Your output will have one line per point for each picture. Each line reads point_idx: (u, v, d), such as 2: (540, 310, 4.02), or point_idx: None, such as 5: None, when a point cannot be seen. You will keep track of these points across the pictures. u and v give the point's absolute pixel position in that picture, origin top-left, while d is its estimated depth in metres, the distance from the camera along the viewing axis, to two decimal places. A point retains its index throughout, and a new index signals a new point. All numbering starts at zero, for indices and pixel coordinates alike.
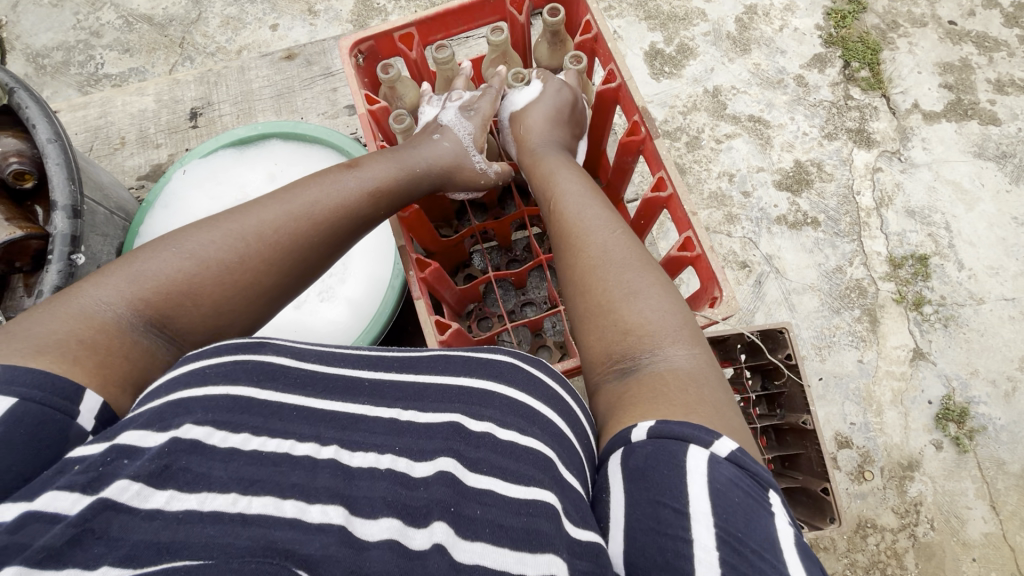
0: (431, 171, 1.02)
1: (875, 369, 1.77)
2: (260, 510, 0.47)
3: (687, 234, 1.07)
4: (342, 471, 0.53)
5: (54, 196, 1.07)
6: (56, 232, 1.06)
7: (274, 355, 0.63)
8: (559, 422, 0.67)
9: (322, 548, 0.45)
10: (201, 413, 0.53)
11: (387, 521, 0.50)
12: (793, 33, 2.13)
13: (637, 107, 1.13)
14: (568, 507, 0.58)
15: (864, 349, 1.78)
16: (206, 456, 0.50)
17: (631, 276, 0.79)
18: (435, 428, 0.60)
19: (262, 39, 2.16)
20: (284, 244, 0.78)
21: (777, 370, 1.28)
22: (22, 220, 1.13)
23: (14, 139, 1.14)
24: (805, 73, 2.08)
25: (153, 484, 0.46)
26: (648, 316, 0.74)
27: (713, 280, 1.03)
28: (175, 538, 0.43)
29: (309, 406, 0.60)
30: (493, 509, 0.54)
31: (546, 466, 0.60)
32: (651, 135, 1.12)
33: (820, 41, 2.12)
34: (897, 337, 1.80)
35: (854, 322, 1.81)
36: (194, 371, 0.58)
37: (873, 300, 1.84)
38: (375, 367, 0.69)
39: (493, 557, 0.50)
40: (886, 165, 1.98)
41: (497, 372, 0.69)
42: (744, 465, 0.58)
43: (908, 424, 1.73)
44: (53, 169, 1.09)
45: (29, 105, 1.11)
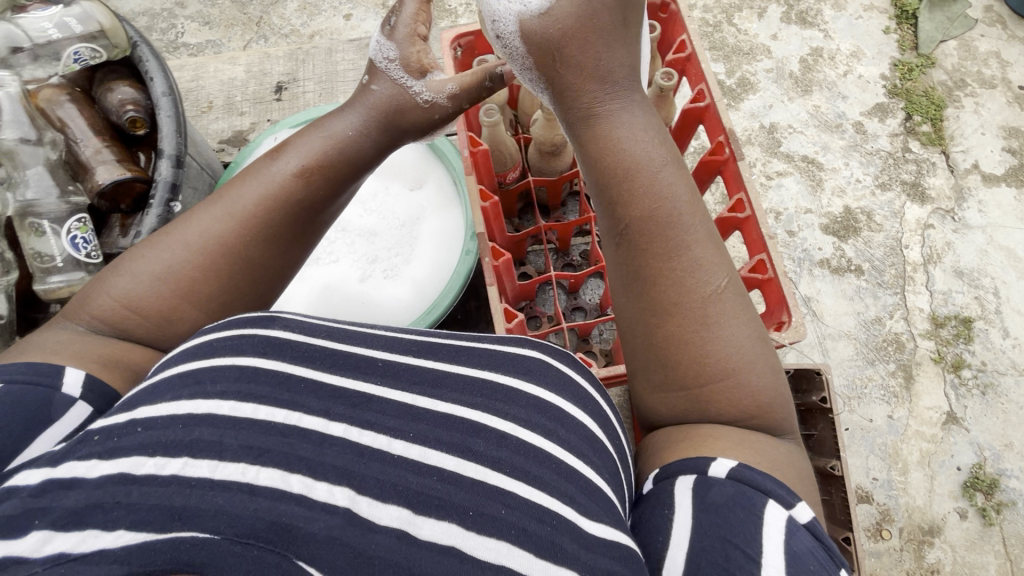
0: (366, 128, 0.91)
1: (905, 427, 1.73)
2: (267, 483, 0.50)
3: (760, 258, 1.11)
4: (352, 451, 0.57)
5: (162, 144, 1.15)
6: (160, 177, 1.12)
7: (283, 330, 0.69)
8: (591, 428, 0.73)
9: (326, 529, 0.48)
10: (213, 389, 0.58)
11: (395, 510, 0.53)
12: (857, 80, 2.12)
13: (726, 131, 1.15)
14: (590, 510, 0.62)
15: (895, 405, 1.74)
16: (216, 427, 0.54)
17: (716, 312, 0.77)
18: (460, 423, 0.64)
19: (335, 27, 2.23)
20: (248, 235, 0.79)
21: (807, 412, 1.26)
22: (131, 163, 1.26)
23: (132, 89, 1.28)
24: (864, 120, 2.06)
25: (166, 455, 0.51)
26: (743, 366, 0.76)
27: (784, 305, 1.08)
28: (188, 505, 0.47)
29: (318, 379, 0.64)
30: (517, 513, 0.57)
31: (571, 473, 0.64)
32: (736, 158, 1.14)
33: (884, 90, 2.11)
34: (931, 398, 1.76)
35: (888, 376, 1.77)
36: (205, 344, 0.65)
37: (909, 357, 1.80)
38: (392, 349, 0.73)
39: (516, 559, 0.53)
40: (938, 222, 1.94)
41: (525, 370, 0.75)
42: (819, 535, 0.65)
43: (933, 488, 1.68)
44: (165, 120, 1.17)
45: (148, 60, 1.25)
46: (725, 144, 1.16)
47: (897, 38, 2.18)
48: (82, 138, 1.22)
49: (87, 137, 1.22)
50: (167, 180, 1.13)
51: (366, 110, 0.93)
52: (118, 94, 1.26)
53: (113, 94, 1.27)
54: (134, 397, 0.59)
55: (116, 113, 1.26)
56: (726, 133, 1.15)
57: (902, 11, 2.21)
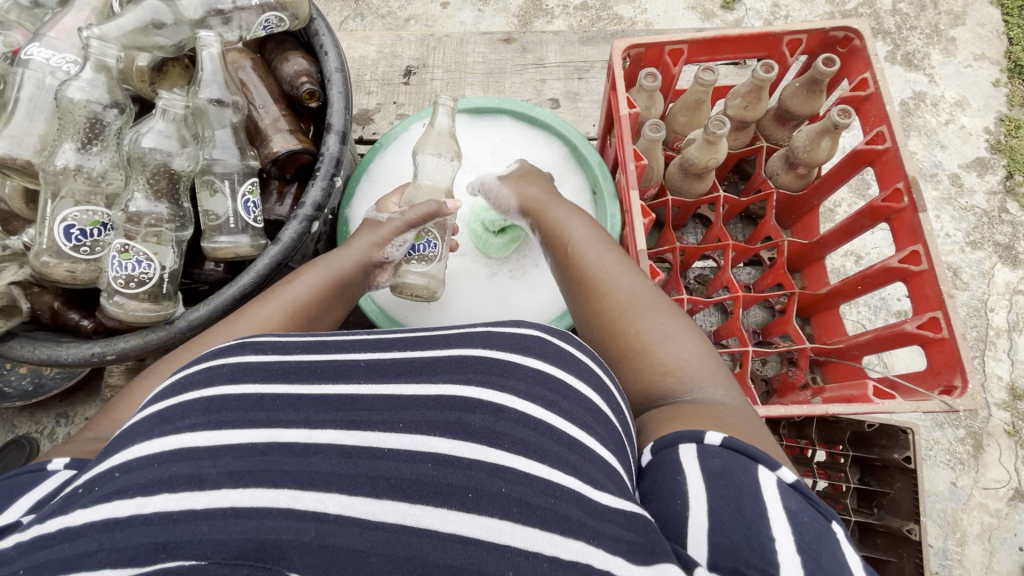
0: (374, 251, 0.78)
1: (968, 497, 1.61)
2: (253, 502, 0.41)
3: (933, 314, 0.80)
4: (340, 452, 0.46)
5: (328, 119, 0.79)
6: (325, 153, 0.78)
7: (254, 354, 0.55)
8: (595, 399, 0.55)
9: (319, 537, 0.40)
10: (181, 425, 0.46)
11: (390, 504, 0.42)
12: (959, 131, 1.88)
13: (905, 176, 0.84)
14: (602, 482, 0.48)
15: (960, 473, 1.62)
16: (194, 458, 0.44)
17: (655, 322, 0.67)
18: (454, 400, 0.50)
19: (430, 14, 1.90)
20: (317, 291, 0.72)
21: (884, 469, 1.17)
22: (300, 131, 0.84)
23: (305, 58, 0.85)
24: (963, 173, 1.85)
25: (147, 493, 0.41)
26: (683, 357, 0.64)
27: (955, 369, 0.77)
28: (171, 538, 0.39)
29: (296, 391, 0.51)
30: (520, 487, 0.44)
31: (575, 443, 0.49)
32: (915, 208, 0.82)
33: (987, 145, 1.87)
34: (999, 470, 1.63)
35: (955, 442, 1.65)
36: (173, 383, 0.52)
37: (981, 426, 1.67)
38: (375, 349, 0.58)
39: (521, 537, 0.42)
40: None
41: (523, 346, 0.55)
42: (808, 496, 0.50)
43: (991, 565, 1.57)
44: (332, 95, 0.80)
45: (321, 29, 0.83)
46: (902, 190, 0.84)
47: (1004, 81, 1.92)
48: (262, 103, 0.81)
49: (268, 102, 0.81)
50: (334, 158, 0.78)
51: (371, 238, 0.79)
52: (292, 63, 0.84)
53: (291, 61, 0.85)
54: (111, 442, 0.48)
55: (288, 84, 0.84)
56: (904, 179, 0.84)
57: (1015, 62, 1.93)
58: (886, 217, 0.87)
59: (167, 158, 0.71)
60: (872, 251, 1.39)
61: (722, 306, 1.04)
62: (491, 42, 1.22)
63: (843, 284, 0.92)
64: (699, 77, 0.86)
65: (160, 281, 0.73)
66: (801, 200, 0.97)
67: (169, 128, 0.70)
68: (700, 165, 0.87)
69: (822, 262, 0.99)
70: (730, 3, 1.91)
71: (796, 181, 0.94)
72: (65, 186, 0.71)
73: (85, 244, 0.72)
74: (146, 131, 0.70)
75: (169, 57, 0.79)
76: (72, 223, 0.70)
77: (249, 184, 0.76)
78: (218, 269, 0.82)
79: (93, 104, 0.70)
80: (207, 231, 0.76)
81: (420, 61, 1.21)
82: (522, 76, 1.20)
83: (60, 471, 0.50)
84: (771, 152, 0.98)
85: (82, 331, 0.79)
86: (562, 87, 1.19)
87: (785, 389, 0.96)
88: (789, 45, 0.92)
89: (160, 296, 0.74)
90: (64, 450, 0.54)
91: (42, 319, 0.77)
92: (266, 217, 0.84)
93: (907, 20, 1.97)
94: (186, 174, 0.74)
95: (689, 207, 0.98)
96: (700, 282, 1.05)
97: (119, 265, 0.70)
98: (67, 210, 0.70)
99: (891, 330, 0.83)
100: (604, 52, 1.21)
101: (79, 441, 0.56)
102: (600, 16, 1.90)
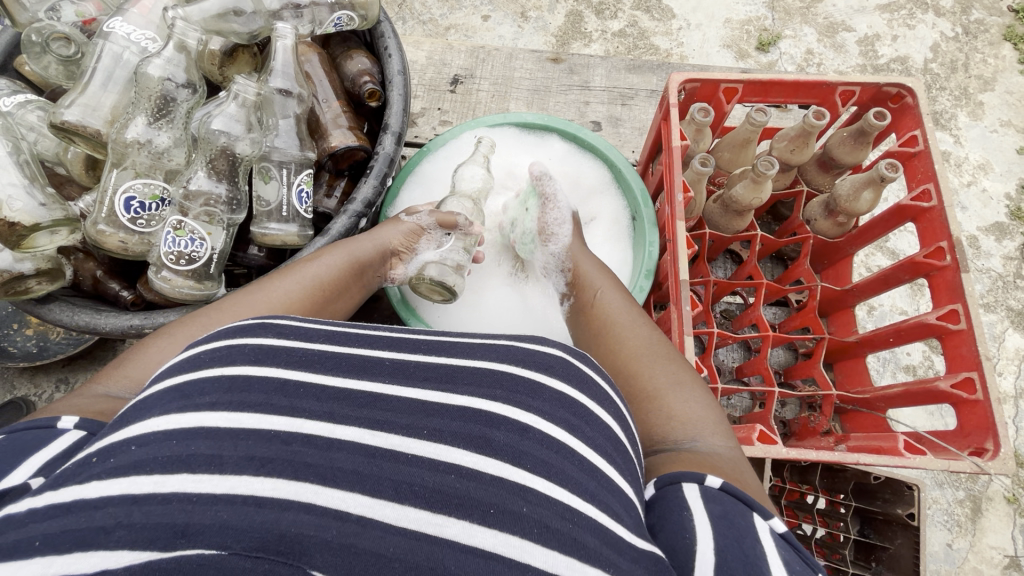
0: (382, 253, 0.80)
1: (962, 560, 1.48)
2: (276, 492, 0.40)
3: (966, 373, 0.80)
4: (362, 451, 0.45)
5: (388, 120, 0.80)
6: (381, 153, 0.79)
7: (277, 337, 0.53)
8: (614, 427, 0.54)
9: (340, 537, 0.38)
10: (199, 402, 0.45)
11: (412, 512, 0.41)
12: (980, 194, 1.83)
13: (949, 235, 0.84)
14: (619, 513, 0.47)
15: (957, 535, 1.50)
16: (214, 438, 0.43)
17: (661, 373, 0.67)
18: (479, 413, 0.49)
19: (470, 25, 1.93)
20: (338, 273, 0.72)
21: (884, 522, 1.12)
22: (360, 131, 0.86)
23: (370, 60, 0.87)
24: (979, 235, 1.78)
25: (166, 471, 0.40)
26: (684, 407, 0.64)
27: (986, 432, 0.77)
28: (192, 521, 0.37)
29: (321, 381, 0.50)
30: (542, 508, 0.43)
31: (595, 470, 0.49)
32: (959, 267, 0.83)
33: (1007, 210, 1.81)
34: (997, 537, 1.51)
35: (955, 503, 1.52)
36: (192, 356, 0.51)
37: (980, 489, 1.55)
38: (398, 348, 0.56)
39: (540, 557, 0.41)
40: None
41: (546, 366, 0.55)
42: (796, 546, 0.50)
43: None
44: (394, 99, 0.81)
45: (389, 36, 0.85)
46: (946, 249, 0.85)
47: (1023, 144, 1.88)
48: (325, 98, 0.82)
49: (331, 97, 0.83)
50: (389, 157, 0.79)
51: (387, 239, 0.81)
52: (354, 65, 0.86)
53: (355, 61, 0.86)
54: (126, 413, 0.46)
55: (350, 84, 0.85)
56: (948, 239, 0.85)
57: None
58: (927, 273, 0.88)
59: (231, 142, 0.72)
60: (886, 302, 1.39)
61: (746, 344, 1.04)
62: (539, 60, 1.24)
63: (875, 334, 0.92)
64: (752, 117, 0.87)
65: (208, 261, 0.75)
66: (836, 248, 0.99)
67: (240, 112, 0.72)
68: (743, 204, 0.89)
69: (850, 309, 1.00)
70: (766, 45, 1.94)
71: (834, 229, 0.96)
72: (130, 158, 0.72)
73: (142, 216, 0.73)
74: (216, 113, 0.72)
75: (242, 44, 0.80)
76: (133, 195, 0.72)
77: (305, 175, 0.77)
78: (261, 255, 0.83)
79: (168, 82, 0.71)
80: (257, 216, 0.76)
81: (468, 71, 1.24)
82: (566, 96, 1.22)
83: (69, 430, 0.49)
84: (811, 197, 1.00)
85: (120, 302, 0.81)
86: (604, 111, 1.21)
87: (804, 433, 0.97)
88: (842, 95, 0.94)
89: (203, 277, 0.75)
90: (75, 406, 0.52)
91: (82, 286, 0.79)
92: (314, 209, 0.85)
93: (937, 81, 1.95)
94: (246, 158, 0.75)
95: (725, 242, 0.99)
96: (726, 317, 1.07)
97: (172, 241, 0.72)
98: (129, 181, 0.72)
99: (924, 386, 0.83)
100: (649, 82, 1.23)
101: (88, 397, 0.54)
102: (637, 45, 1.93)
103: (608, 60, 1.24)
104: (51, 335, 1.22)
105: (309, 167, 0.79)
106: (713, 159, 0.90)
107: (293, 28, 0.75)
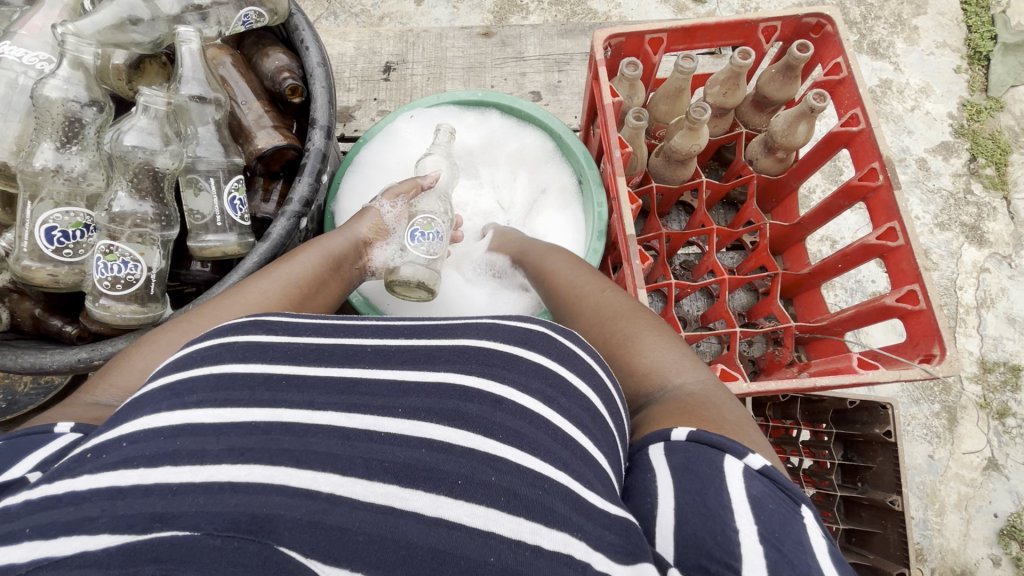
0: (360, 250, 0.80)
1: (945, 468, 1.55)
2: (251, 478, 0.40)
3: (910, 285, 0.83)
4: (337, 434, 0.44)
5: (314, 113, 0.78)
6: (312, 148, 0.78)
7: (268, 334, 0.53)
8: (594, 398, 0.54)
9: (310, 515, 0.38)
10: (187, 401, 0.45)
11: (381, 487, 0.41)
12: (924, 116, 1.87)
13: (881, 155, 0.86)
14: (592, 480, 0.47)
15: (937, 446, 1.56)
16: (199, 433, 0.42)
17: (647, 330, 0.68)
18: (452, 388, 0.49)
19: (405, 12, 1.88)
20: (315, 269, 0.72)
21: (864, 443, 1.14)
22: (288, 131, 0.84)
23: (289, 56, 0.85)
24: (928, 157, 1.82)
25: (150, 464, 0.40)
26: (666, 360, 0.64)
27: (932, 339, 0.80)
28: (169, 508, 0.37)
29: (302, 372, 0.50)
30: (511, 477, 0.43)
31: (569, 441, 0.48)
32: (891, 185, 0.85)
33: (951, 129, 1.86)
34: (973, 442, 1.57)
35: (932, 416, 1.58)
36: (184, 355, 0.50)
37: (954, 399, 1.61)
38: (384, 334, 0.56)
39: (506, 524, 0.41)
40: (994, 267, 1.73)
41: (526, 340, 0.55)
42: (776, 479, 0.49)
43: (968, 532, 1.51)
44: (316, 91, 0.79)
45: (304, 28, 0.82)
46: (878, 169, 0.87)
47: (958, 64, 1.93)
48: (244, 99, 0.81)
49: (250, 98, 0.81)
50: (321, 152, 0.78)
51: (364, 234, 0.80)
52: (272, 61, 0.84)
53: (272, 57, 0.84)
54: (120, 411, 0.46)
55: (271, 83, 0.83)
56: (880, 159, 0.87)
57: (975, 49, 1.94)
58: (863, 196, 0.90)
59: (149, 157, 0.70)
60: (846, 234, 1.43)
61: (708, 291, 1.07)
62: (469, 36, 1.22)
63: (825, 263, 0.95)
64: (680, 65, 0.88)
65: (146, 282, 0.73)
66: (780, 183, 1.00)
67: (152, 124, 0.70)
68: (683, 152, 0.90)
69: (801, 241, 1.03)
70: None
71: (776, 165, 0.97)
72: (45, 187, 0.70)
73: (67, 246, 0.71)
74: (126, 129, 0.69)
75: (147, 54, 0.78)
76: (54, 224, 0.69)
77: (235, 181, 0.76)
78: (206, 270, 0.81)
79: (71, 102, 0.69)
80: (192, 230, 0.75)
81: (399, 57, 1.21)
82: (502, 70, 1.21)
83: (66, 434, 0.48)
84: (750, 137, 1.02)
85: (64, 338, 0.79)
86: (542, 80, 1.21)
87: (772, 367, 1.00)
88: (765, 32, 0.95)
89: (146, 299, 0.74)
90: (69, 414, 0.51)
91: (23, 327, 0.78)
92: (252, 215, 0.84)
93: (871, 11, 1.97)
94: (170, 172, 0.73)
95: (673, 193, 1.01)
96: (685, 268, 1.09)
97: (104, 266, 0.70)
98: (48, 211, 0.69)
99: (872, 304, 0.86)
100: (583, 44, 1.22)
101: (80, 405, 0.53)
102: (576, 11, 1.90)
103: (539, 28, 1.23)
104: (19, 387, 1.18)
105: (238, 172, 0.77)
106: (646, 112, 0.90)
107: (196, 30, 0.72)
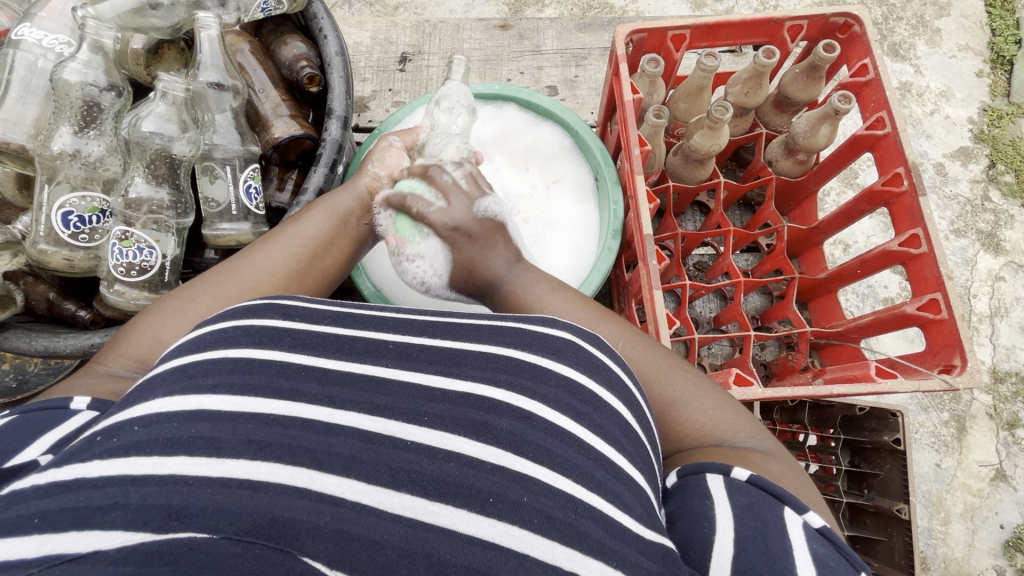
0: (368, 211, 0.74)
1: (952, 478, 1.53)
2: (272, 477, 0.39)
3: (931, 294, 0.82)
4: (360, 437, 0.44)
5: (330, 103, 0.78)
6: (328, 138, 0.77)
7: (284, 318, 0.52)
8: (624, 413, 0.53)
9: (333, 522, 0.38)
10: (204, 384, 0.45)
11: (408, 498, 0.41)
12: (943, 121, 1.84)
13: (905, 161, 0.85)
14: (630, 503, 0.46)
15: (945, 455, 1.54)
16: (214, 421, 0.42)
17: (670, 381, 0.64)
18: (482, 399, 0.49)
19: (419, 3, 1.86)
20: (324, 232, 0.70)
21: (873, 450, 1.13)
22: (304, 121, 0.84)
23: (307, 44, 0.84)
24: (946, 162, 1.79)
25: (165, 453, 0.39)
26: (703, 414, 0.61)
27: (953, 349, 0.79)
28: (186, 503, 0.36)
29: (321, 364, 0.49)
30: (543, 498, 0.43)
31: (604, 460, 0.48)
32: (916, 191, 0.84)
33: (970, 135, 1.83)
34: (982, 452, 1.56)
35: (940, 425, 1.56)
36: (195, 338, 0.50)
37: (964, 409, 1.59)
38: (404, 330, 0.55)
39: (540, 547, 0.40)
40: (1010, 275, 1.70)
41: (554, 350, 0.54)
42: (836, 544, 0.49)
43: (973, 542, 1.50)
44: (334, 81, 0.79)
45: (321, 15, 0.81)
46: (902, 175, 0.86)
47: (979, 68, 1.89)
48: (261, 87, 0.81)
49: (267, 86, 0.81)
50: (337, 143, 0.78)
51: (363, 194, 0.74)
52: (289, 49, 0.83)
53: (289, 45, 0.83)
54: (131, 393, 0.46)
55: (289, 71, 0.83)
56: (904, 165, 0.86)
57: (998, 53, 1.90)
58: (886, 202, 0.89)
59: (167, 144, 0.70)
60: (860, 239, 1.41)
61: (721, 293, 1.06)
62: (486, 28, 1.21)
63: (844, 268, 0.94)
64: (702, 63, 0.87)
65: (161, 269, 0.73)
66: (800, 186, 0.99)
67: (170, 111, 0.70)
68: (703, 151, 0.88)
69: (819, 245, 1.01)
70: None
71: (795, 167, 0.96)
72: (62, 171, 0.70)
73: (83, 232, 0.72)
74: (144, 115, 0.69)
75: (165, 39, 0.78)
76: (70, 209, 0.70)
77: (251, 170, 0.76)
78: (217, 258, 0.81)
79: (89, 86, 0.69)
80: (208, 218, 0.75)
81: (415, 47, 1.20)
82: (519, 63, 1.20)
83: (83, 411, 0.49)
84: (771, 138, 1.00)
85: (78, 323, 0.80)
86: (558, 74, 1.19)
87: (784, 372, 0.99)
88: (790, 30, 0.93)
89: (159, 286, 0.74)
90: (83, 386, 0.52)
91: (37, 310, 0.78)
92: (267, 203, 0.84)
93: (893, 11, 1.94)
94: (186, 159, 0.73)
95: (689, 193, 1.00)
96: (699, 269, 1.08)
97: (118, 253, 0.70)
98: (64, 196, 0.70)
99: (892, 312, 0.85)
100: (601, 39, 1.21)
101: (93, 377, 0.54)
102: (592, 5, 1.87)
103: (557, 22, 1.22)
104: (29, 366, 1.18)
105: (254, 161, 0.77)
106: (667, 110, 0.89)
107: (215, 16, 0.72)
